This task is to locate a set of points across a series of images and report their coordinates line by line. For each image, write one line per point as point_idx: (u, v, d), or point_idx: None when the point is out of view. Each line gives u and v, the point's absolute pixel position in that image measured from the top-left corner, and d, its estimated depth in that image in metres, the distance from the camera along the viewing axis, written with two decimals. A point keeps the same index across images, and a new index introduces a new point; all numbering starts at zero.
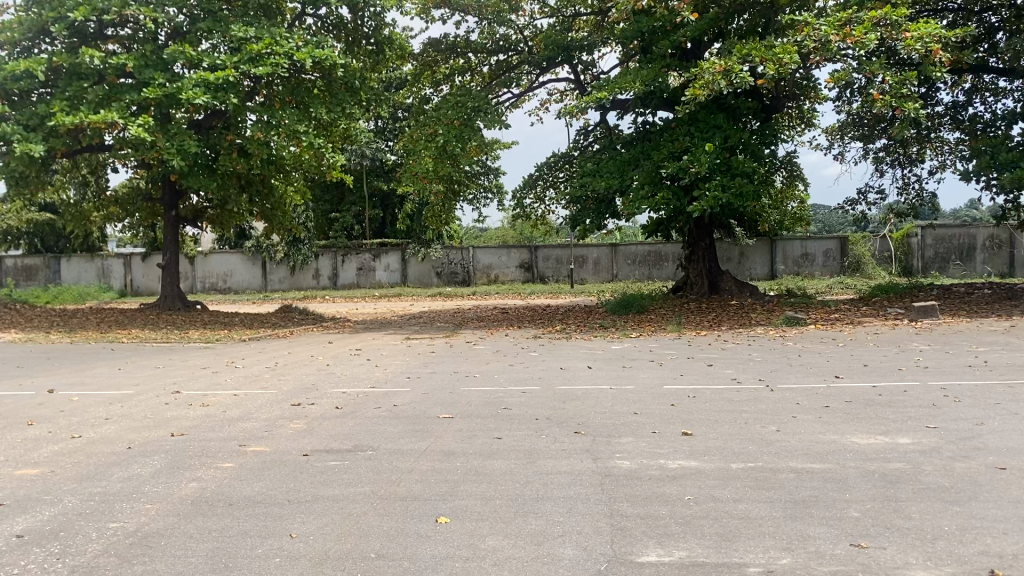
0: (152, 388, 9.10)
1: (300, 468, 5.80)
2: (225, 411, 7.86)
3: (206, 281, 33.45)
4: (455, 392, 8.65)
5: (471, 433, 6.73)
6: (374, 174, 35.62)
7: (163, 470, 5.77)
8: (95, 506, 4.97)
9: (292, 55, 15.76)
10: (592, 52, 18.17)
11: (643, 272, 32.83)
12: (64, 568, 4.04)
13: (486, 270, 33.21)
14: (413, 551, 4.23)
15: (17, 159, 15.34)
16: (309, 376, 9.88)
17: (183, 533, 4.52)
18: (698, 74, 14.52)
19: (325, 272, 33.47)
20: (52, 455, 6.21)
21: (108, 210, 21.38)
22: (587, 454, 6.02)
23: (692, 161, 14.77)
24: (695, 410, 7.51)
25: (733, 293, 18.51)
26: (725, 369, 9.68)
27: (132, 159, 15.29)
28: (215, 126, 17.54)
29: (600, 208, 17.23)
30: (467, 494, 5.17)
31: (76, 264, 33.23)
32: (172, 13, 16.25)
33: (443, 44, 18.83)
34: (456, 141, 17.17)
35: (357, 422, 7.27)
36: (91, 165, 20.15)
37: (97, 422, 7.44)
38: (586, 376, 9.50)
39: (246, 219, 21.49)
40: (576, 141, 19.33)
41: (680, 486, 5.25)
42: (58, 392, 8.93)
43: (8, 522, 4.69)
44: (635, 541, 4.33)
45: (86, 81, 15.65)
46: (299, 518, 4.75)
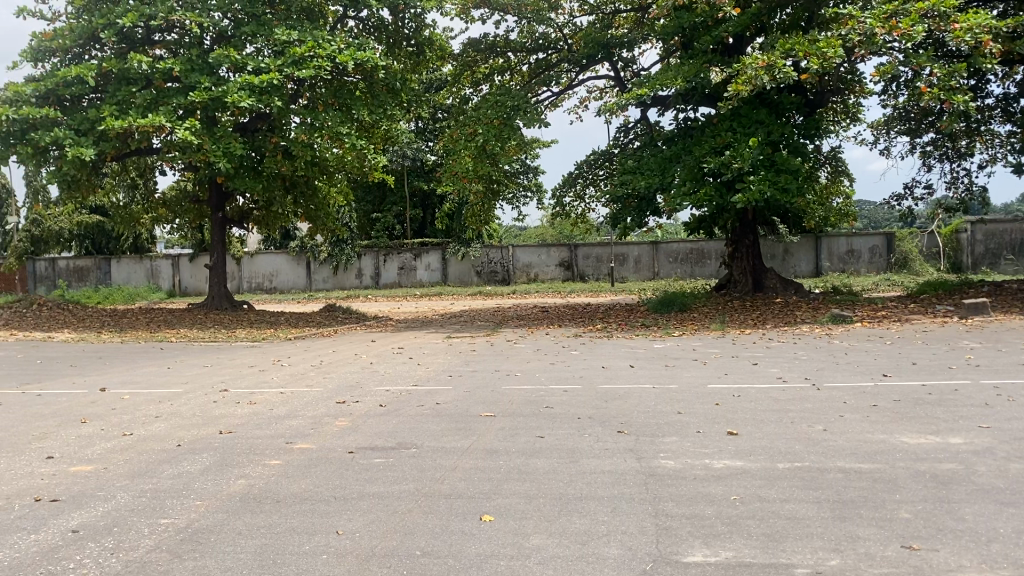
0: (201, 387, 9.25)
1: (346, 465, 5.87)
2: (271, 410, 7.96)
3: (252, 281, 33.91)
4: (497, 391, 8.65)
5: (514, 432, 6.74)
6: (415, 174, 35.87)
7: (212, 468, 5.86)
8: (147, 502, 5.07)
9: (334, 57, 15.95)
10: (633, 48, 18.03)
11: (685, 270, 32.60)
12: (117, 563, 4.13)
13: (526, 268, 33.20)
14: (459, 549, 4.25)
15: (69, 163, 15.69)
16: (353, 375, 9.95)
17: (231, 529, 4.60)
18: (741, 70, 14.36)
19: (367, 272, 33.74)
20: (105, 452, 6.35)
21: (157, 212, 21.83)
22: (631, 454, 5.99)
23: (734, 157, 14.66)
24: (740, 410, 7.41)
25: (777, 291, 18.29)
26: (770, 368, 9.52)
27: (179, 161, 15.51)
28: (260, 128, 17.76)
29: (642, 207, 17.01)
30: (511, 492, 5.17)
31: (127, 265, 33.93)
32: (218, 18, 16.58)
33: (482, 44, 18.81)
34: (495, 140, 17.27)
35: (401, 421, 7.32)
36: (140, 168, 20.57)
37: (147, 420, 7.59)
38: (628, 375, 9.42)
39: (291, 220, 21.71)
40: (616, 138, 19.24)
41: (725, 486, 5.21)
42: (111, 391, 9.13)
43: (63, 518, 4.81)
44: (681, 541, 4.30)
45: (135, 86, 15.99)
46: (345, 515, 4.79)
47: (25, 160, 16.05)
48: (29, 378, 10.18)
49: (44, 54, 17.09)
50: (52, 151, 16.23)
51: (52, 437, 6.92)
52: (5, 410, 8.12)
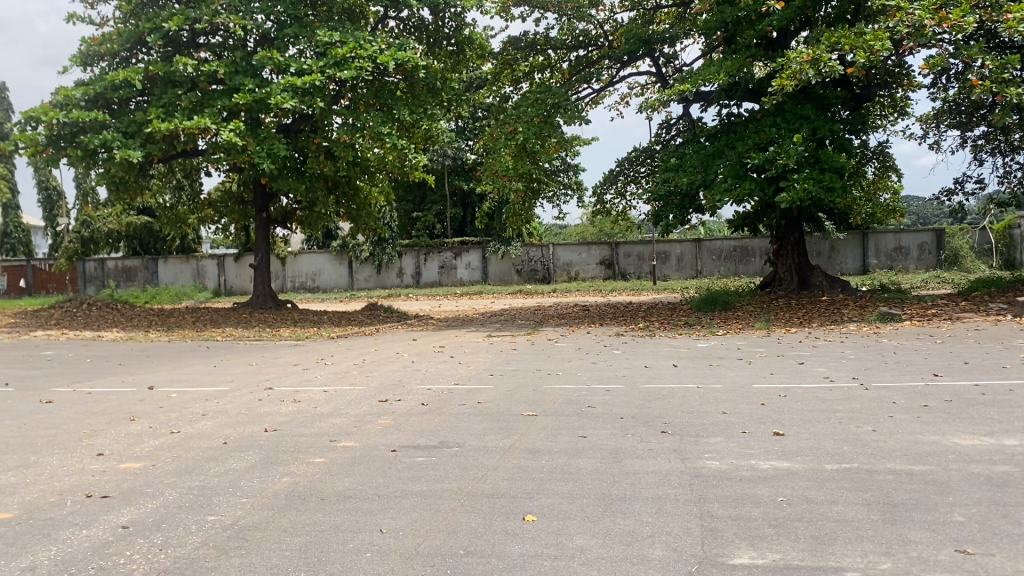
0: (246, 385, 9.38)
1: (389, 463, 5.89)
2: (315, 407, 8.04)
3: (295, 280, 34.35)
4: (539, 390, 8.63)
5: (556, 432, 6.71)
6: (455, 173, 36.00)
7: (258, 465, 5.93)
8: (194, 500, 5.13)
9: (375, 58, 16.05)
10: (674, 44, 17.86)
11: (728, 268, 32.29)
12: (166, 558, 4.19)
13: (567, 267, 33.11)
14: (501, 548, 4.23)
15: (118, 165, 16.00)
16: (395, 373, 10.01)
17: (277, 527, 4.63)
18: (785, 64, 14.14)
19: (408, 271, 33.96)
20: (154, 449, 6.46)
21: (203, 213, 22.21)
22: (675, 454, 5.92)
23: (779, 153, 14.48)
24: (786, 410, 7.29)
25: (824, 289, 18.00)
26: (817, 368, 9.37)
27: (224, 163, 15.70)
28: (303, 129, 17.93)
29: (684, 204, 16.77)
30: (555, 492, 5.14)
31: (173, 265, 34.52)
32: (260, 20, 16.75)
33: (522, 41, 18.71)
34: (536, 138, 17.25)
35: (443, 419, 7.33)
36: (186, 170, 20.92)
37: (194, 417, 7.70)
38: (671, 374, 9.34)
39: (334, 220, 21.88)
40: (658, 135, 19.11)
41: (772, 487, 5.12)
42: (159, 388, 9.30)
43: (113, 514, 4.88)
44: (728, 543, 4.23)
45: (181, 88, 16.26)
46: (389, 513, 4.80)
47: (75, 162, 16.40)
48: (81, 376, 10.42)
49: (92, 59, 17.46)
50: (101, 153, 16.55)
51: (102, 434, 7.06)
52: (58, 408, 8.30)
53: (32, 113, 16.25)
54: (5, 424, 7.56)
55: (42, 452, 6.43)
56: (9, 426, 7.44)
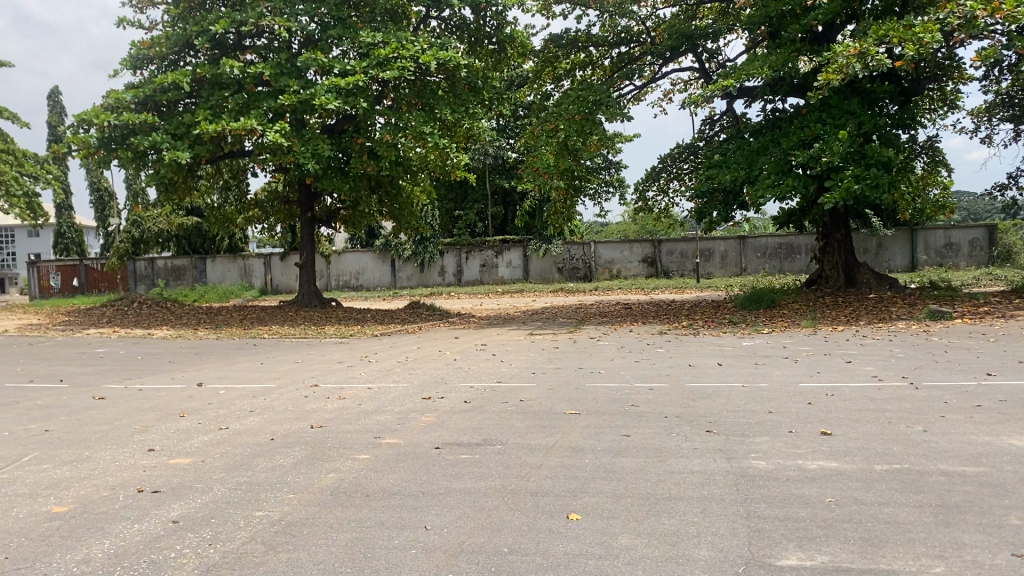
0: (293, 382, 9.50)
1: (433, 461, 5.92)
2: (360, 404, 8.12)
3: (339, 279, 34.71)
4: (582, 388, 8.61)
5: (599, 430, 6.68)
6: (496, 172, 36.05)
7: (304, 461, 6.01)
8: (242, 495, 5.21)
9: (417, 58, 16.13)
10: (718, 39, 17.71)
11: (773, 265, 31.97)
12: (216, 552, 4.26)
13: (609, 265, 33.00)
14: (545, 547, 4.23)
15: (168, 167, 16.29)
16: (438, 371, 10.07)
17: (323, 522, 4.68)
18: (831, 59, 13.90)
19: (450, 269, 34.10)
20: (203, 445, 6.57)
21: (249, 213, 22.54)
22: (720, 454, 5.86)
23: (823, 150, 14.25)
24: (834, 409, 7.18)
25: (871, 286, 17.70)
26: (866, 366, 9.22)
27: (270, 163, 15.92)
28: (346, 129, 18.11)
29: (728, 201, 16.63)
30: (598, 491, 5.12)
31: (221, 264, 35.11)
32: (305, 22, 16.93)
33: (564, 39, 18.60)
34: (577, 136, 17.23)
35: (486, 417, 7.35)
36: (233, 170, 21.24)
37: (242, 414, 7.81)
38: (716, 373, 9.24)
39: (377, 219, 22.09)
40: (701, 131, 18.95)
41: (820, 488, 5.05)
42: (208, 385, 9.48)
43: (164, 508, 4.98)
44: (775, 544, 4.18)
45: (228, 90, 16.54)
46: (434, 510, 4.83)
47: (125, 164, 16.74)
48: (132, 373, 10.64)
49: (142, 62, 17.82)
50: (150, 155, 16.87)
51: (154, 429, 7.21)
52: (111, 404, 8.50)
53: (84, 115, 16.62)
54: (61, 419, 7.76)
55: (95, 447, 6.58)
56: (64, 421, 7.64)
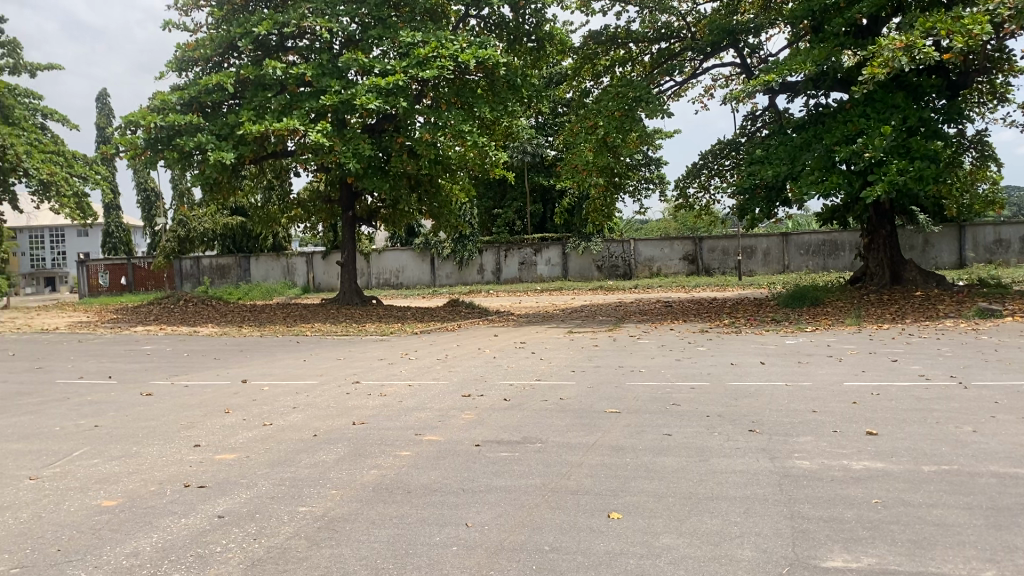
0: (335, 379, 9.59)
1: (473, 458, 5.94)
2: (400, 401, 8.17)
3: (380, 277, 34.94)
4: (622, 386, 8.58)
5: (640, 429, 6.63)
6: (535, 170, 36.02)
7: (346, 457, 6.07)
8: (286, 491, 5.28)
9: (457, 57, 16.13)
10: (759, 34, 17.49)
11: (817, 262, 31.54)
12: (260, 547, 4.32)
13: (649, 262, 32.80)
14: (587, 546, 4.22)
15: (212, 167, 16.53)
16: (478, 369, 10.08)
17: (365, 518, 4.72)
18: (876, 52, 13.67)
19: (489, 267, 34.20)
20: (247, 441, 6.67)
21: (292, 213, 22.83)
22: (763, 454, 5.79)
23: (866, 145, 14.01)
24: (879, 409, 7.05)
25: (917, 283, 17.34)
26: (912, 365, 9.05)
27: (312, 162, 16.10)
28: (387, 129, 18.24)
29: (771, 197, 16.50)
30: (639, 490, 5.09)
31: (264, 263, 35.67)
32: (346, 23, 17.09)
33: (603, 36, 18.57)
34: (617, 132, 17.13)
35: (525, 415, 7.35)
36: (276, 170, 21.49)
37: (286, 410, 7.92)
38: (758, 372, 9.13)
39: (416, 218, 22.24)
40: (743, 127, 18.74)
41: (866, 488, 4.97)
42: (252, 381, 9.61)
43: (210, 503, 5.07)
44: (820, 545, 4.12)
45: (270, 91, 16.75)
46: (474, 508, 4.84)
47: (171, 164, 17.03)
48: (179, 370, 10.82)
49: (187, 64, 18.13)
50: (196, 155, 17.13)
51: (200, 425, 7.34)
52: (159, 400, 8.67)
53: (132, 117, 16.95)
54: (110, 415, 7.93)
55: (143, 442, 6.71)
56: (113, 417, 7.81)
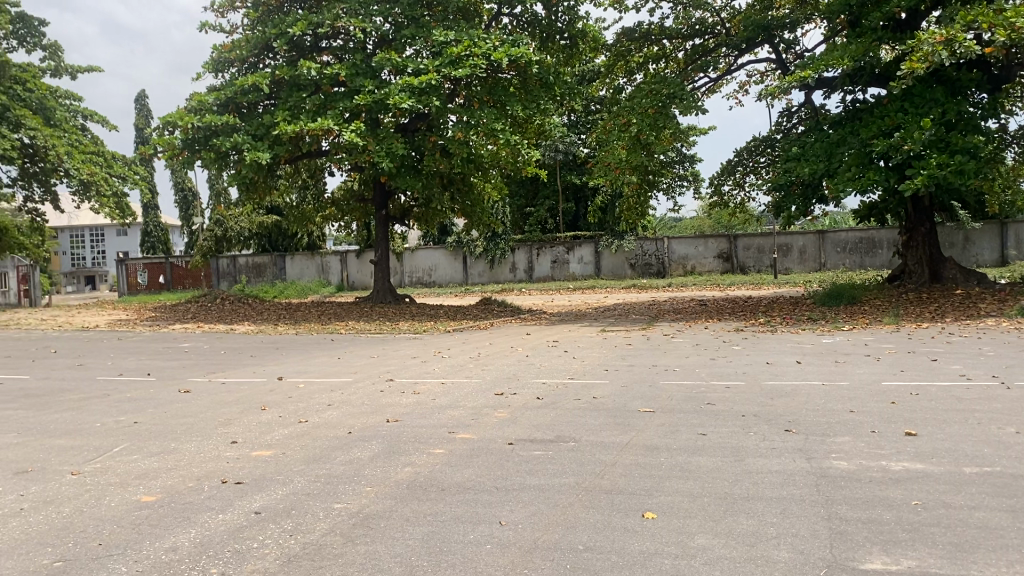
0: (369, 377, 9.66)
1: (507, 456, 5.95)
2: (434, 399, 8.20)
3: (413, 275, 35.07)
4: (656, 385, 8.54)
5: (674, 429, 6.59)
6: (567, 168, 35.98)
7: (381, 454, 6.11)
8: (321, 487, 5.33)
9: (489, 55, 16.14)
10: (795, 29, 17.29)
11: (854, 260, 31.13)
12: (297, 543, 4.36)
13: (683, 261, 32.57)
14: (621, 545, 4.21)
15: (248, 167, 16.70)
16: (511, 367, 10.09)
17: (400, 516, 4.75)
18: (915, 47, 13.47)
19: (521, 265, 34.24)
20: (283, 438, 6.73)
21: (326, 212, 23.01)
22: (800, 454, 5.74)
23: (904, 139, 13.79)
24: (919, 409, 6.94)
25: (958, 281, 17.03)
26: (952, 365, 8.88)
27: (346, 161, 16.23)
28: (420, 128, 18.34)
29: (807, 194, 16.35)
30: (674, 490, 5.06)
31: (299, 261, 36.00)
32: (379, 23, 17.20)
33: (636, 32, 18.52)
34: (651, 129, 17.01)
35: (559, 413, 7.33)
36: (311, 170, 21.72)
37: (321, 407, 7.99)
38: (794, 371, 9.02)
39: (449, 216, 22.31)
40: (779, 124, 18.54)
41: (906, 490, 4.90)
42: (287, 379, 9.71)
43: (247, 499, 5.13)
44: (858, 547, 4.07)
45: (305, 91, 16.90)
46: (508, 506, 4.85)
47: (208, 164, 17.25)
48: (216, 368, 10.96)
49: (223, 65, 18.37)
50: (232, 155, 17.29)
51: (237, 422, 7.43)
52: (197, 397, 8.78)
53: (169, 118, 17.20)
54: (149, 411, 8.06)
55: (181, 439, 6.81)
56: (152, 413, 7.93)
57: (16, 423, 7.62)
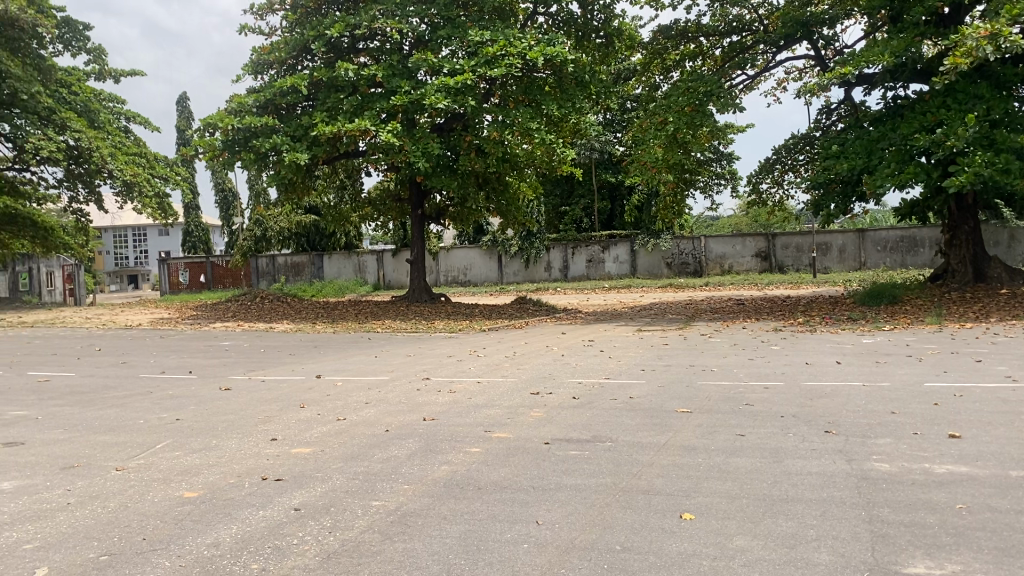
0: (405, 376, 9.71)
1: (543, 456, 5.96)
2: (470, 398, 8.23)
3: (448, 274, 35.19)
4: (694, 385, 8.48)
5: (712, 429, 6.55)
6: (603, 166, 35.91)
7: (418, 453, 6.14)
8: (359, 485, 5.37)
9: (525, 55, 16.14)
10: (835, 25, 17.09)
11: (895, 259, 30.65)
12: (336, 540, 4.41)
13: (720, 260, 32.31)
14: (659, 546, 4.19)
15: (288, 168, 16.87)
16: (547, 366, 10.08)
17: (437, 514, 4.78)
18: (959, 41, 13.26)
19: (556, 264, 34.22)
20: (321, 436, 6.80)
21: (363, 211, 23.19)
22: (840, 455, 5.67)
23: (948, 135, 13.53)
24: (963, 410, 6.83)
25: (1002, 280, 16.85)
26: (997, 366, 8.71)
27: (383, 162, 16.34)
28: (455, 128, 18.39)
29: (846, 191, 16.17)
30: (712, 491, 5.03)
31: (337, 261, 36.28)
32: (416, 23, 17.29)
33: (673, 30, 18.33)
34: (688, 127, 16.87)
35: (596, 413, 7.32)
36: (348, 170, 21.92)
37: (359, 405, 8.06)
38: (833, 372, 8.90)
39: (484, 215, 22.37)
40: (818, 121, 18.31)
41: (949, 493, 4.82)
42: (325, 377, 9.81)
43: (286, 496, 5.19)
44: (901, 550, 4.01)
45: (342, 92, 17.04)
46: (545, 506, 4.86)
47: (248, 165, 17.47)
48: (255, 365, 11.10)
49: (262, 67, 18.60)
50: (270, 156, 17.47)
51: (276, 419, 7.52)
52: (237, 394, 8.92)
53: (210, 120, 17.45)
54: (190, 409, 8.20)
55: (221, 436, 6.91)
56: (193, 411, 8.06)
57: (63, 419, 7.81)
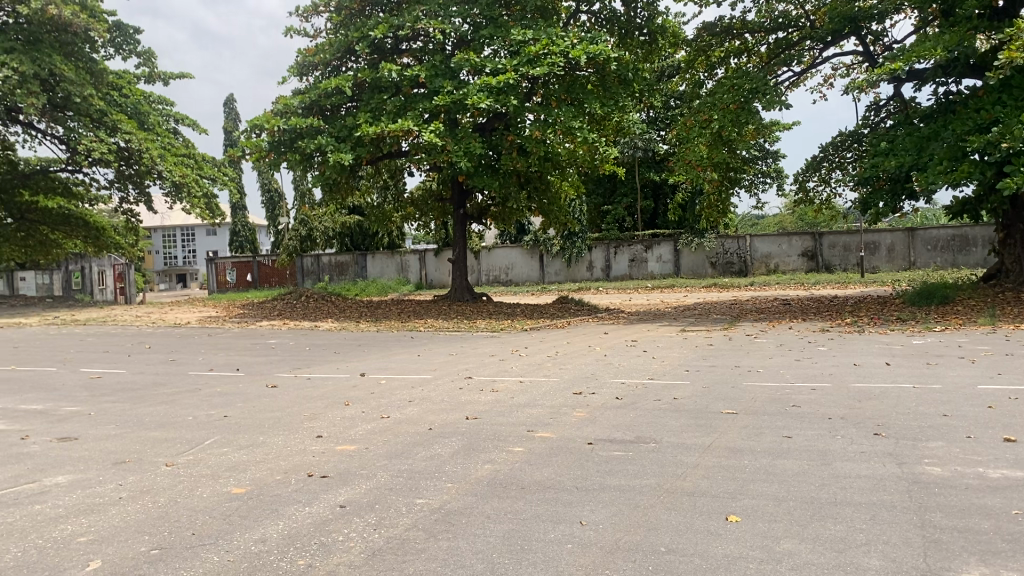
0: (448, 375, 9.74)
1: (587, 456, 5.93)
2: (512, 397, 8.24)
3: (490, 274, 35.28)
4: (739, 386, 8.39)
5: (759, 431, 6.48)
6: (646, 165, 35.70)
7: (461, 451, 6.16)
8: (404, 482, 5.41)
9: (568, 53, 16.08)
10: (884, 20, 16.78)
11: (946, 258, 30.01)
12: (381, 537, 4.44)
13: (765, 259, 31.96)
14: (705, 548, 4.15)
15: (332, 168, 16.96)
16: (590, 366, 10.05)
17: (482, 512, 4.79)
18: (1015, 35, 12.92)
19: (599, 263, 34.14)
20: (366, 433, 6.86)
21: (406, 211, 23.32)
22: (890, 458, 5.57)
23: (1003, 134, 13.16)
24: (1018, 413, 6.66)
25: None
26: None
27: (426, 162, 16.41)
28: (497, 127, 18.45)
29: (896, 189, 15.84)
30: (759, 493, 4.98)
31: (379, 260, 36.51)
32: (459, 23, 17.37)
33: (717, 27, 18.10)
34: (733, 125, 16.72)
35: (639, 414, 7.28)
36: (391, 170, 22.07)
37: (402, 403, 8.11)
38: (882, 373, 8.74)
39: (526, 215, 22.35)
40: (866, 118, 18.01)
41: (1004, 498, 4.70)
42: (369, 375, 9.88)
43: (333, 493, 5.25)
44: (954, 557, 3.92)
45: (386, 93, 17.17)
46: (588, 506, 4.84)
47: (294, 165, 17.68)
48: (299, 363, 11.22)
49: (307, 68, 18.84)
50: (316, 156, 17.68)
51: (321, 416, 7.61)
52: (282, 391, 9.04)
53: (256, 121, 17.69)
54: (238, 406, 8.33)
55: (268, 433, 7.00)
56: (241, 407, 8.20)
57: (115, 415, 7.98)
